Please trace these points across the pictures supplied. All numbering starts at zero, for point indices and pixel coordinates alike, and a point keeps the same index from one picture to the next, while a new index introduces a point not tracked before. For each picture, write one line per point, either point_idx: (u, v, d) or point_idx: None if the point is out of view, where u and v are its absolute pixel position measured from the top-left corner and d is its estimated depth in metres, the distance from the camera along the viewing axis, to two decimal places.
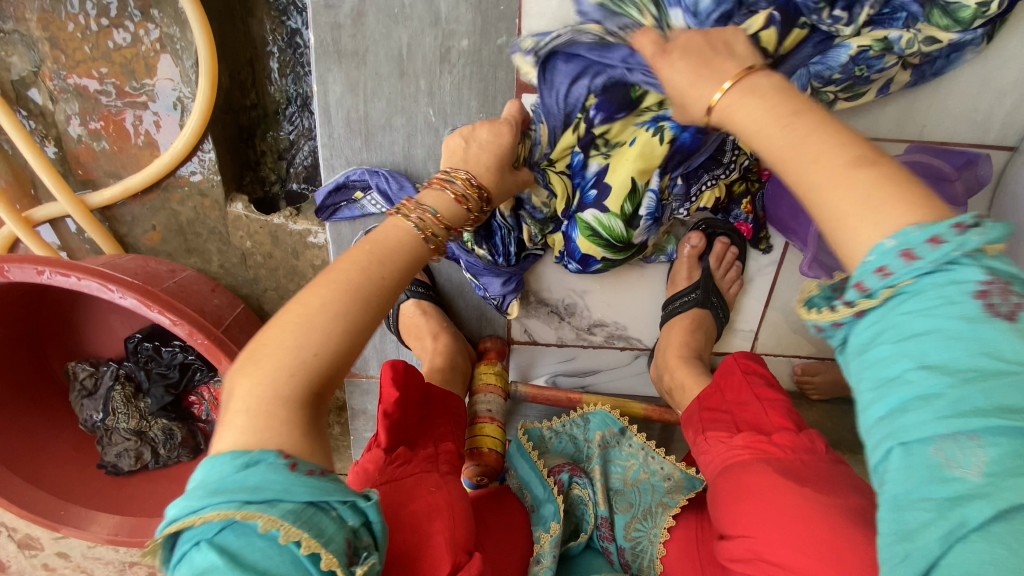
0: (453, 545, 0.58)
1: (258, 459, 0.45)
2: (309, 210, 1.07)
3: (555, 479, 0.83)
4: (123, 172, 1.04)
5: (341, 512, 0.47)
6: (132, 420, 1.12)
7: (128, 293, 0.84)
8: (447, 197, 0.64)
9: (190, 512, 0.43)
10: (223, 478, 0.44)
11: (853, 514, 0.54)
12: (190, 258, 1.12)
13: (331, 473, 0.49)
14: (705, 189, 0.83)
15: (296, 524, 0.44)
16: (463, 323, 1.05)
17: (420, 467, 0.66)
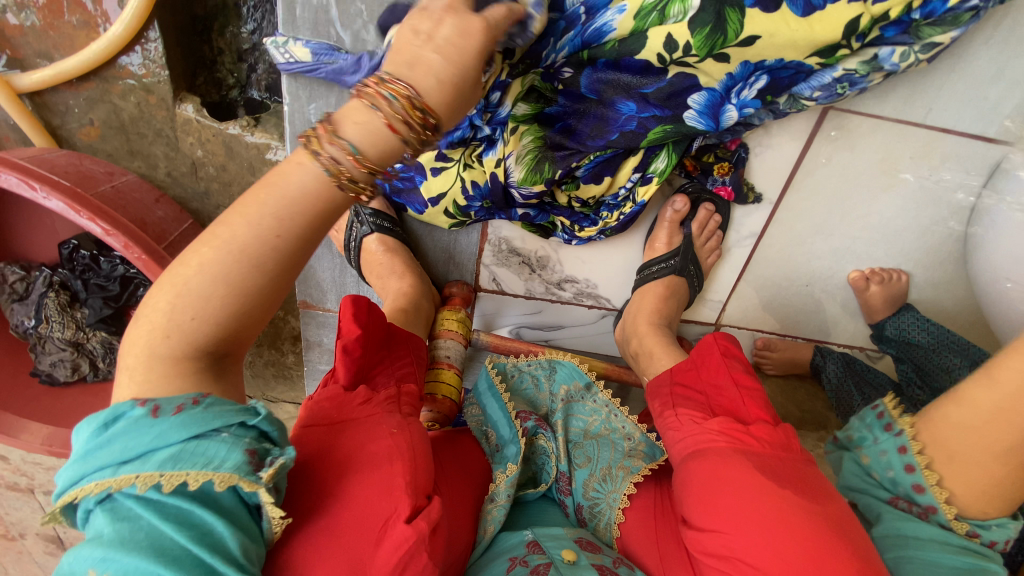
0: (413, 488, 0.53)
1: (116, 412, 0.41)
2: (270, 122, 0.97)
3: (521, 423, 0.81)
4: (55, 55, 0.91)
5: (232, 434, 0.42)
6: (68, 330, 1.05)
7: (54, 194, 0.75)
8: (378, 126, 0.45)
9: (70, 485, 0.40)
10: (85, 446, 0.40)
11: (830, 522, 0.57)
12: (133, 161, 1.01)
13: (207, 399, 0.43)
14: (653, 155, 0.77)
15: (173, 471, 0.39)
16: (430, 265, 1.00)
17: (379, 408, 0.60)
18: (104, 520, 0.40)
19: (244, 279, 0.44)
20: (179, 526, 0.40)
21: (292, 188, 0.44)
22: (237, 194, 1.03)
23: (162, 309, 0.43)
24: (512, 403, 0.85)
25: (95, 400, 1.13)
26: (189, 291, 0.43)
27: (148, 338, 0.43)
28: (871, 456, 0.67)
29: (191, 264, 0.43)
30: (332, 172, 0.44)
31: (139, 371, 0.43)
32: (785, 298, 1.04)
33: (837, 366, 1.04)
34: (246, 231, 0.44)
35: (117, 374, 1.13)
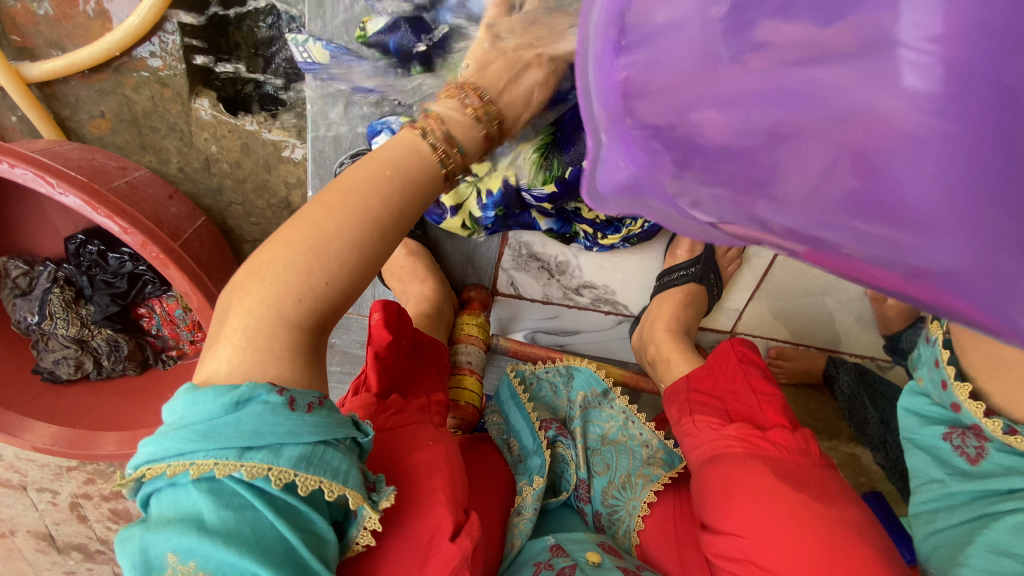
0: (454, 503, 0.52)
1: (247, 395, 0.40)
2: (288, 119, 0.95)
3: (544, 433, 0.80)
4: (67, 45, 0.89)
5: (348, 447, 0.45)
6: (72, 328, 1.03)
7: (70, 190, 0.74)
8: (466, 121, 0.50)
9: (178, 454, 0.40)
10: (212, 419, 0.40)
11: (850, 526, 0.57)
12: (144, 156, 0.99)
13: (330, 405, 0.44)
14: None
15: (307, 472, 0.41)
16: (449, 268, 0.99)
17: (414, 418, 0.59)
18: (206, 501, 0.39)
19: (369, 250, 0.45)
20: (286, 525, 0.41)
21: (406, 164, 0.48)
22: (251, 191, 1.01)
23: (297, 270, 0.43)
24: (534, 411, 0.85)
25: (99, 399, 1.10)
26: (325, 255, 0.43)
27: (281, 300, 0.43)
28: (926, 381, 0.57)
29: (329, 227, 0.44)
30: (445, 162, 0.49)
31: (260, 337, 0.42)
32: (801, 308, 1.04)
33: (849, 376, 1.04)
34: (370, 198, 0.45)
35: (121, 372, 1.11)
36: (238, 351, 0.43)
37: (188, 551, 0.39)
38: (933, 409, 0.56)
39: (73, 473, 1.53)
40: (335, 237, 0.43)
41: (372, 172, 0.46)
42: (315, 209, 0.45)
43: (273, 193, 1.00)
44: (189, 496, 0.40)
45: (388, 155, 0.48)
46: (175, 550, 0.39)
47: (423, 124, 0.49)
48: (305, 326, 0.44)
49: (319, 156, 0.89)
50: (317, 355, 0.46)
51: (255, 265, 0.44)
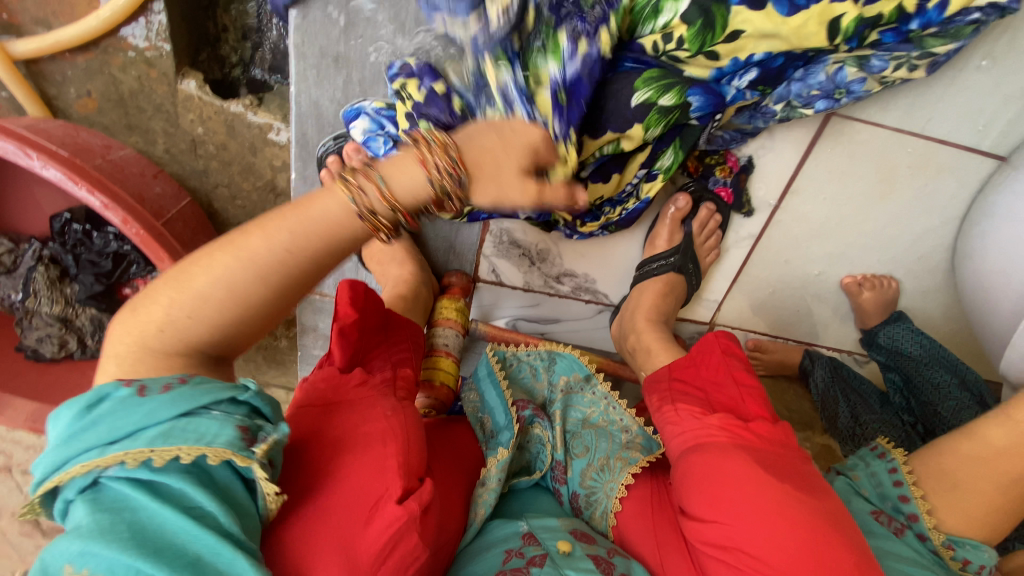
0: (406, 470, 0.53)
1: (100, 395, 0.44)
2: (273, 102, 0.95)
3: (518, 411, 0.82)
4: (55, 23, 0.89)
5: (223, 412, 0.46)
6: (56, 306, 1.03)
7: (52, 164, 0.75)
8: (420, 178, 0.54)
9: (54, 468, 0.43)
10: (68, 430, 0.43)
11: (828, 517, 0.60)
12: (130, 136, 0.99)
13: (193, 381, 0.48)
14: (662, 151, 0.77)
15: (163, 445, 0.42)
16: (431, 253, 1.00)
17: (375, 390, 0.60)
18: (86, 509, 0.42)
19: (248, 291, 0.51)
20: (164, 501, 0.42)
21: (324, 218, 0.52)
22: (236, 173, 1.02)
23: (161, 304, 0.51)
24: (510, 392, 0.86)
25: (82, 377, 1.12)
26: (192, 292, 0.51)
27: (146, 334, 0.50)
28: (866, 485, 0.77)
29: (213, 266, 0.51)
30: (360, 204, 0.52)
31: (127, 360, 0.50)
32: (777, 300, 1.06)
33: (823, 371, 1.05)
34: (261, 246, 0.51)
35: (105, 352, 1.12)
36: (118, 370, 0.50)
37: (80, 557, 0.40)
38: (869, 497, 0.76)
39: None
40: (209, 268, 0.51)
41: (281, 220, 0.52)
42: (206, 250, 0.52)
43: (258, 176, 1.01)
44: (75, 508, 0.43)
45: (320, 214, 0.52)
46: (70, 559, 0.40)
47: (359, 184, 0.52)
48: (185, 358, 0.52)
49: (303, 139, 0.90)
50: (207, 371, 0.53)
51: (140, 299, 0.52)
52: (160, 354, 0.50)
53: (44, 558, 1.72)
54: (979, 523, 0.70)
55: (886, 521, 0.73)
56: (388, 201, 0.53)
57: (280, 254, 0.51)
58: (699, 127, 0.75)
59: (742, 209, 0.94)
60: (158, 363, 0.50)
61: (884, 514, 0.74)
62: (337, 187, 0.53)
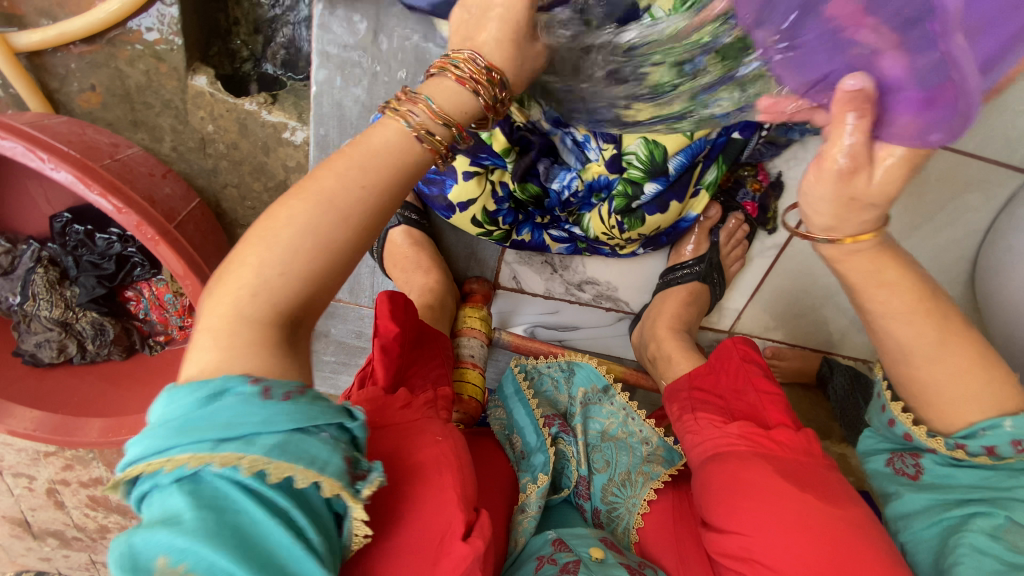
0: (465, 502, 0.51)
1: (223, 387, 0.39)
2: (288, 100, 0.92)
3: (547, 429, 0.81)
4: (58, 14, 0.84)
5: (331, 435, 0.41)
6: (56, 310, 0.99)
7: (62, 166, 0.71)
8: (455, 90, 0.47)
9: (155, 453, 0.37)
10: (187, 415, 0.37)
11: (852, 526, 0.58)
12: (136, 133, 0.95)
13: (313, 393, 0.42)
14: (706, 170, 0.76)
15: (281, 460, 0.37)
16: (451, 259, 0.97)
17: (421, 413, 0.58)
18: (185, 502, 0.36)
19: (335, 239, 0.43)
20: (271, 513, 0.37)
21: (389, 154, 0.45)
22: (247, 174, 0.98)
23: (253, 265, 0.41)
24: (538, 407, 0.84)
25: (82, 383, 1.07)
26: (279, 244, 0.41)
27: (237, 299, 0.41)
28: (880, 430, 0.66)
29: (283, 216, 0.42)
30: (425, 138, 0.45)
31: (224, 333, 0.41)
32: (798, 310, 1.05)
33: (843, 378, 1.05)
34: (330, 181, 0.43)
35: (106, 357, 1.08)
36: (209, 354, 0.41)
37: (174, 554, 0.34)
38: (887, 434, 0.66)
39: (52, 459, 1.49)
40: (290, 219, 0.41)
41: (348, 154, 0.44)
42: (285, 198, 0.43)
43: (271, 177, 0.97)
44: (169, 498, 0.36)
45: (369, 140, 0.45)
46: (164, 553, 0.35)
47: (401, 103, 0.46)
48: (266, 322, 0.42)
49: (322, 141, 0.86)
50: (298, 346, 0.44)
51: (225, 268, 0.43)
52: (252, 323, 0.41)
53: (35, 562, 1.68)
54: (975, 401, 0.57)
55: (903, 467, 0.63)
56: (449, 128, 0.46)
57: (356, 193, 0.43)
58: (743, 140, 0.73)
59: (766, 224, 0.93)
60: (252, 335, 0.41)
61: (902, 457, 0.63)
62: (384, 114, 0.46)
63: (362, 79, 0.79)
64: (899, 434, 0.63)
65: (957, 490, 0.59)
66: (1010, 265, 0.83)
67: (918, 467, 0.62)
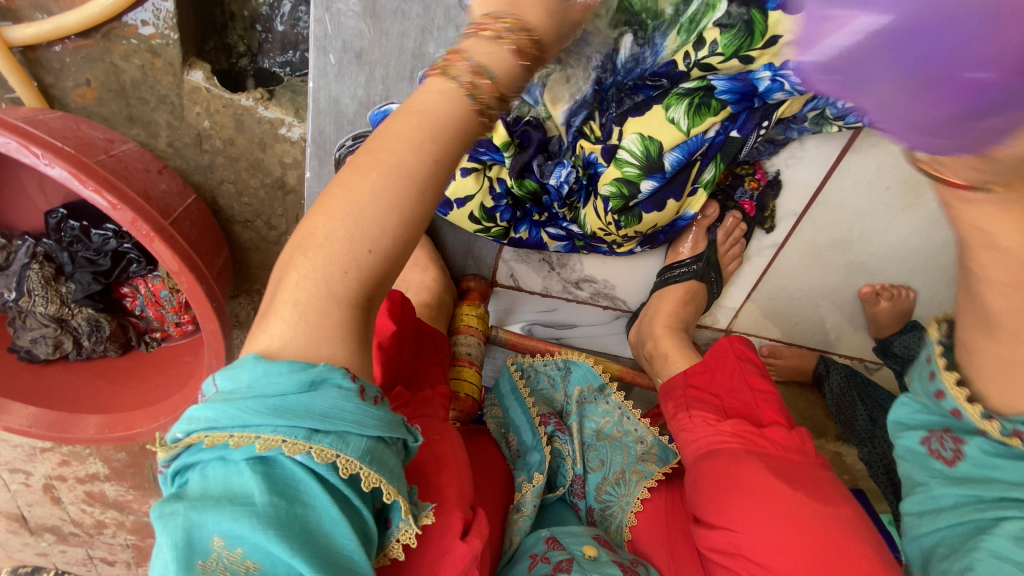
0: (463, 500, 0.51)
1: (323, 377, 0.40)
2: (285, 97, 0.91)
3: (543, 428, 0.80)
4: (53, 8, 0.84)
5: (400, 448, 0.44)
6: (51, 306, 0.98)
7: (57, 162, 0.71)
8: (502, 53, 0.46)
9: (240, 425, 0.38)
10: (286, 395, 0.39)
11: (841, 523, 0.58)
12: (132, 128, 0.94)
13: (393, 404, 0.45)
14: (704, 168, 0.75)
15: (370, 467, 0.40)
16: (448, 256, 0.97)
17: (419, 410, 0.58)
18: (259, 484, 0.37)
19: (409, 211, 0.44)
20: (341, 514, 0.40)
21: (435, 112, 0.45)
22: (244, 170, 0.97)
23: (340, 238, 0.42)
24: (533, 405, 0.84)
25: (78, 379, 1.07)
26: (362, 219, 0.42)
27: (327, 273, 0.42)
28: (924, 396, 0.58)
29: (363, 189, 0.43)
30: (475, 95, 0.45)
31: (314, 313, 0.42)
32: (794, 309, 1.05)
33: (839, 376, 1.05)
34: (403, 152, 0.44)
35: (102, 353, 1.07)
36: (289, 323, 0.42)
37: (235, 536, 0.36)
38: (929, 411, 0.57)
39: (48, 455, 1.48)
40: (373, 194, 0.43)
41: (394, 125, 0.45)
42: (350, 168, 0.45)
43: (267, 173, 0.97)
44: (239, 474, 0.38)
45: (424, 107, 0.46)
46: (223, 534, 0.37)
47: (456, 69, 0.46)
48: (347, 300, 0.43)
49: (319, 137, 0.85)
50: (368, 327, 0.46)
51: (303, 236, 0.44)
52: (343, 300, 0.43)
53: (31, 557, 1.68)
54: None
55: (941, 447, 0.55)
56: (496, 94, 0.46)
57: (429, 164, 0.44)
58: (741, 139, 0.72)
59: (764, 223, 0.93)
60: (343, 314, 0.43)
61: (940, 435, 0.55)
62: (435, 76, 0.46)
63: (360, 75, 0.79)
64: (945, 410, 0.55)
65: (998, 476, 0.50)
66: None
67: (960, 448, 0.53)
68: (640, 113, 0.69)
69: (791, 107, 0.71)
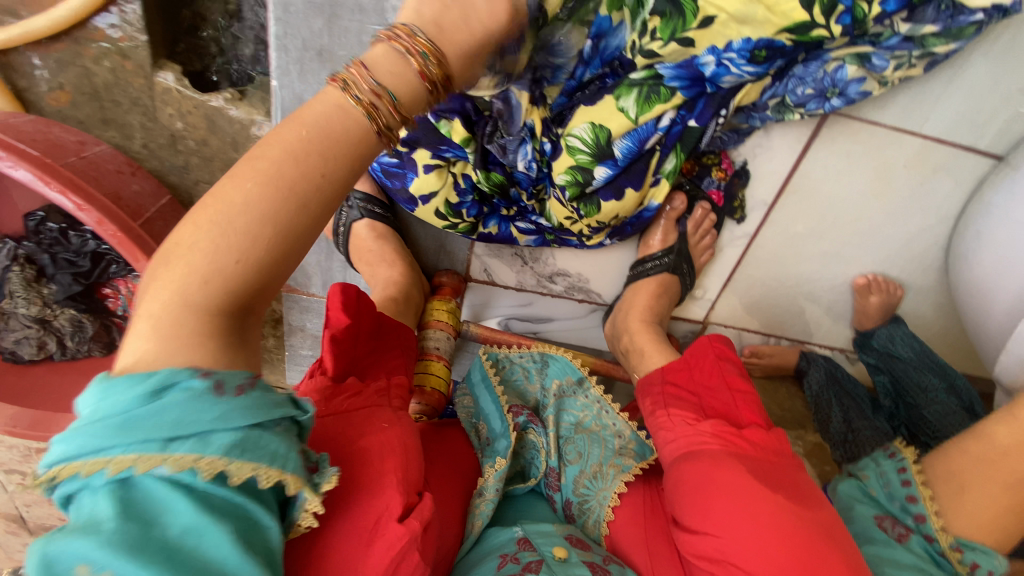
0: (405, 485, 0.52)
1: (168, 381, 0.39)
2: (256, 96, 0.92)
3: (512, 417, 0.81)
4: (23, 13, 0.85)
5: (284, 428, 0.42)
6: (34, 307, 1.00)
7: (20, 164, 0.73)
8: (408, 75, 0.48)
9: (95, 451, 0.36)
10: (129, 412, 0.37)
11: (822, 529, 0.59)
12: (106, 130, 0.95)
13: (262, 385, 0.43)
14: (664, 158, 0.76)
15: (240, 460, 0.38)
16: (421, 253, 0.98)
17: (370, 400, 0.59)
18: (112, 509, 0.35)
19: (287, 218, 0.43)
20: (215, 515, 0.38)
21: (328, 125, 0.45)
22: (218, 170, 0.98)
23: (206, 251, 0.41)
24: (504, 396, 0.85)
25: (63, 378, 1.09)
26: (233, 231, 0.42)
27: (184, 283, 0.41)
28: (877, 487, 0.71)
29: (236, 198, 0.42)
30: (373, 116, 0.46)
31: (167, 323, 0.41)
32: (770, 299, 1.05)
33: (819, 373, 1.08)
34: (289, 165, 0.43)
35: (86, 353, 1.09)
36: (146, 339, 0.41)
37: (98, 562, 0.34)
38: (874, 497, 0.71)
39: (43, 454, 1.51)
40: (237, 211, 0.42)
41: (268, 144, 0.44)
42: (225, 179, 0.43)
43: None
44: (97, 501, 0.36)
45: (321, 121, 0.46)
46: (85, 562, 0.34)
47: (347, 76, 0.47)
48: (214, 306, 0.42)
49: None
50: (245, 333, 0.45)
51: (170, 244, 0.43)
52: (205, 312, 0.42)
53: None
54: (991, 525, 0.64)
55: (887, 528, 0.67)
56: (396, 112, 0.48)
57: (315, 181, 0.44)
58: (699, 128, 0.72)
59: (734, 214, 0.93)
60: (206, 324, 0.42)
61: (889, 521, 0.68)
62: (330, 88, 0.47)
63: (322, 73, 0.79)
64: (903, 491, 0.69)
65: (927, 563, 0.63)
66: (977, 251, 0.82)
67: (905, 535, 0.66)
68: (594, 103, 0.70)
69: (749, 93, 0.72)
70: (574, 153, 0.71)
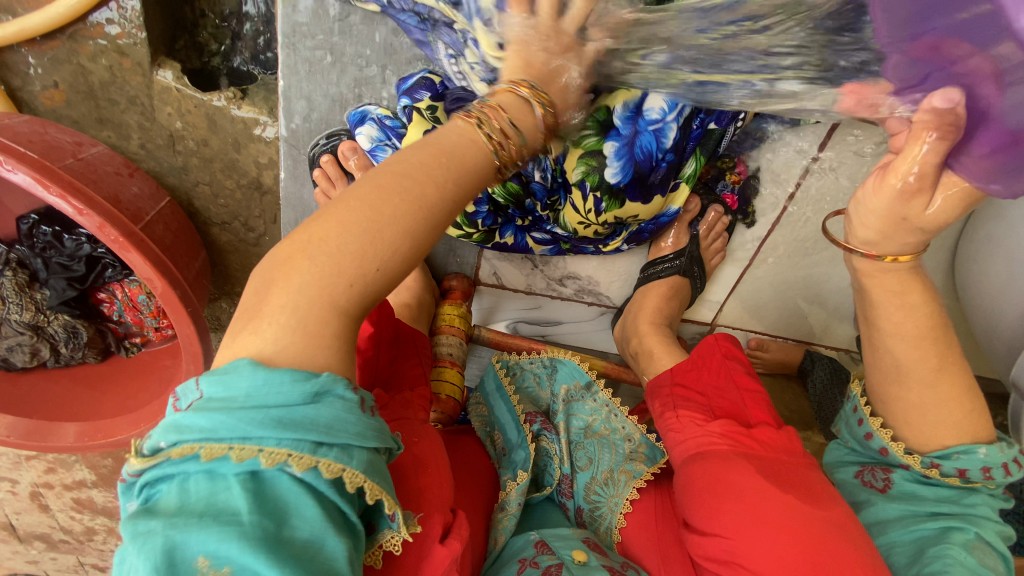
0: (443, 502, 0.51)
1: (326, 387, 0.39)
2: (258, 95, 0.89)
3: (529, 426, 0.80)
4: (16, 8, 0.81)
5: (390, 455, 0.44)
6: (26, 313, 0.96)
7: (19, 167, 0.69)
8: (530, 112, 0.53)
9: (240, 438, 0.37)
10: (290, 408, 0.38)
11: (837, 527, 0.57)
12: (102, 130, 0.92)
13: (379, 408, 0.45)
14: (683, 161, 0.75)
15: (371, 479, 0.40)
16: (430, 256, 0.96)
17: (398, 412, 0.58)
18: (245, 502, 0.36)
19: (422, 235, 0.45)
20: (334, 529, 0.39)
21: (462, 154, 0.48)
22: (219, 171, 0.96)
23: (346, 255, 0.42)
24: (520, 404, 0.84)
25: (57, 386, 1.06)
26: (373, 241, 0.43)
27: (324, 288, 0.41)
28: (850, 441, 0.70)
29: (374, 211, 0.43)
30: (500, 153, 0.50)
31: (317, 324, 0.41)
32: (778, 301, 1.05)
33: (823, 372, 1.06)
34: (430, 189, 0.45)
35: (81, 360, 1.06)
36: (278, 337, 0.40)
37: (222, 556, 0.35)
38: (853, 452, 0.70)
39: (34, 462, 1.47)
40: (367, 225, 0.43)
41: (399, 163, 0.46)
42: (361, 191, 0.44)
43: (243, 174, 0.95)
44: (228, 489, 0.36)
45: (455, 147, 0.48)
46: (208, 553, 0.35)
47: (480, 113, 0.51)
48: (352, 315, 0.42)
49: (293, 137, 0.84)
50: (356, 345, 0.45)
51: (292, 248, 0.42)
52: (333, 313, 0.42)
53: (20, 565, 1.66)
54: (954, 427, 0.61)
55: (872, 481, 0.66)
56: (516, 153, 0.52)
57: (450, 205, 0.47)
58: (719, 131, 0.72)
59: (746, 218, 0.93)
60: (310, 335, 0.41)
61: (874, 473, 0.66)
62: (462, 121, 0.50)
63: (331, 73, 0.77)
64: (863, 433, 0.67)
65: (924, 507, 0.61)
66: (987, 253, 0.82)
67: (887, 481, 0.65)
68: None
69: None
70: (587, 156, 0.69)
